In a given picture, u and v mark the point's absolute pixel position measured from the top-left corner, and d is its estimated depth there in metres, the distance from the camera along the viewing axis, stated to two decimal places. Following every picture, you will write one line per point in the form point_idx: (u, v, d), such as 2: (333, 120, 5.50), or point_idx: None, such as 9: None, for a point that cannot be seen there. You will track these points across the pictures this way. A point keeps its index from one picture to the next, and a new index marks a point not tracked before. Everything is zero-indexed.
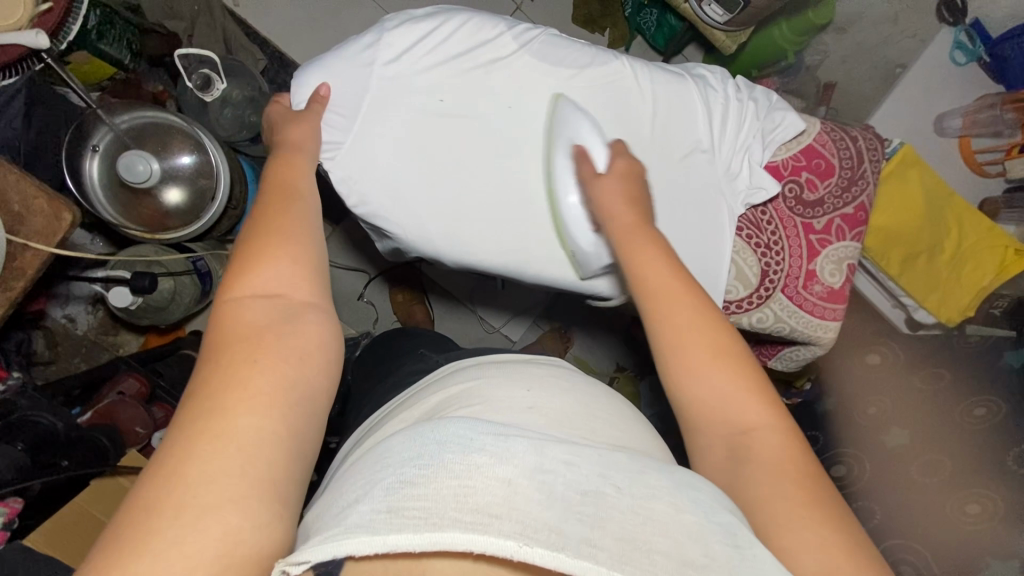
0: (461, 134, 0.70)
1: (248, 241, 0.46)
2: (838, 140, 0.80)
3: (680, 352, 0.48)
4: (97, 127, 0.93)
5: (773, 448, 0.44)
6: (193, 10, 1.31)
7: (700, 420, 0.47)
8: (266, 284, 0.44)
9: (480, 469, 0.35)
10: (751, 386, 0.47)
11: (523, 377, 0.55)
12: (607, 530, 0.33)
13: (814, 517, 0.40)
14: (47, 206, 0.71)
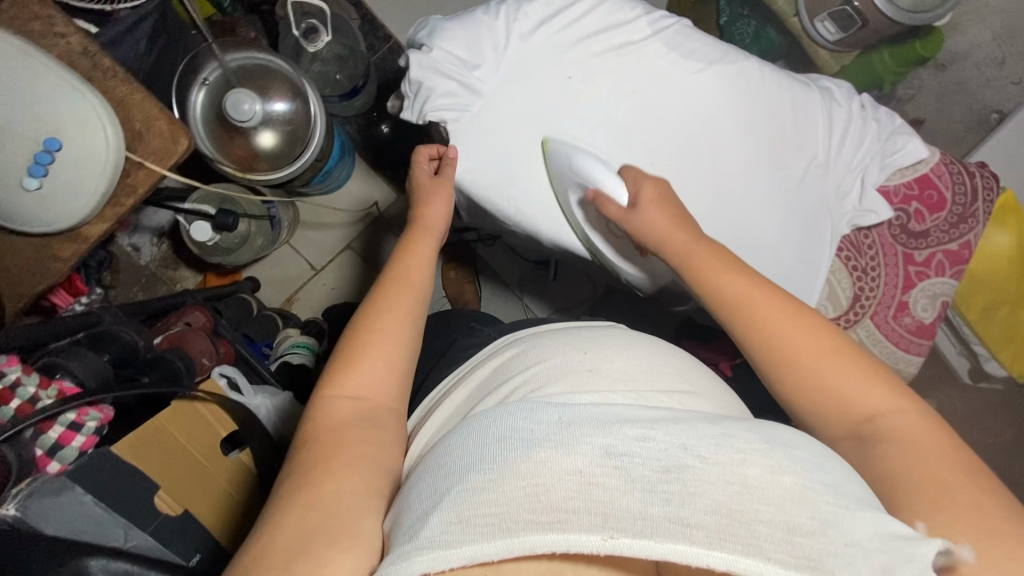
0: (578, 115, 0.70)
1: (349, 341, 0.54)
2: (954, 174, 0.78)
3: (780, 342, 0.49)
4: (208, 62, 0.95)
5: (905, 429, 0.44)
6: None
7: (824, 416, 0.47)
8: (357, 385, 0.51)
9: (549, 466, 0.35)
10: (871, 371, 0.47)
11: (599, 345, 0.55)
12: (700, 503, 0.33)
13: (973, 494, 0.39)
14: (167, 128, 0.72)
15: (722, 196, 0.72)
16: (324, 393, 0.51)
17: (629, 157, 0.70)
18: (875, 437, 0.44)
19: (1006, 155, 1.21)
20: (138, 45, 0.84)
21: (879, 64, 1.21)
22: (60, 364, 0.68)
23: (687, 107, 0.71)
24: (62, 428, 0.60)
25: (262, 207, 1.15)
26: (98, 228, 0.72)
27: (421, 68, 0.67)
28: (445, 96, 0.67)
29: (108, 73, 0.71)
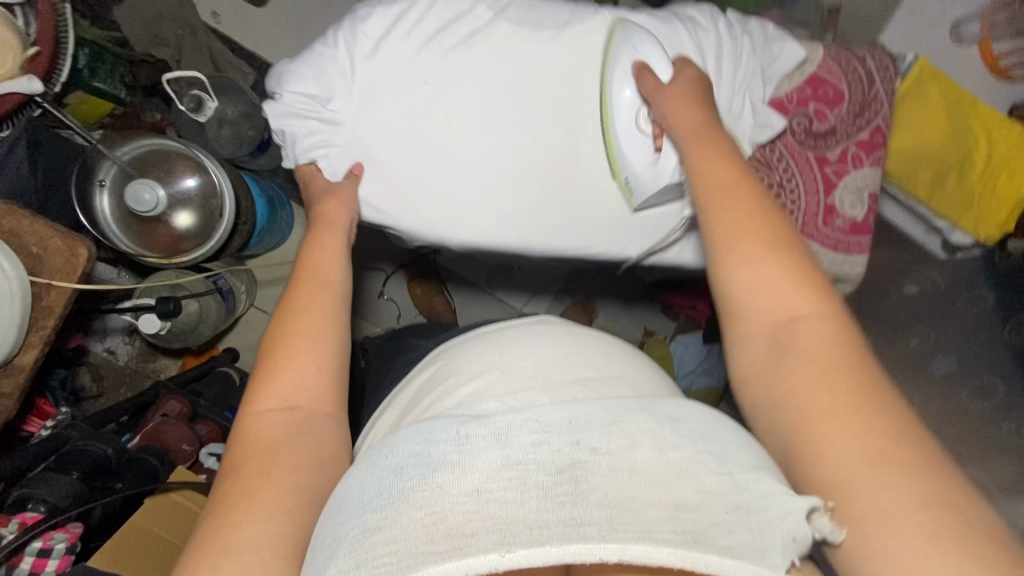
0: (448, 116, 0.69)
1: (275, 344, 0.51)
2: (845, 64, 0.75)
3: (735, 248, 0.48)
4: (101, 163, 0.95)
5: (816, 335, 0.44)
6: (177, 34, 1.30)
7: (752, 318, 0.47)
8: (284, 395, 0.49)
9: (444, 490, 0.35)
10: (806, 282, 0.46)
11: (504, 341, 0.58)
12: (591, 499, 0.34)
13: (860, 422, 0.39)
14: (62, 244, 0.73)
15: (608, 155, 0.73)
16: (251, 409, 0.48)
17: (509, 145, 0.71)
18: (787, 339, 0.45)
19: (922, 19, 1.17)
20: (19, 168, 0.87)
21: None
22: (30, 493, 0.69)
23: (550, 79, 0.70)
24: (31, 556, 0.65)
25: (207, 282, 1.16)
26: (30, 355, 0.72)
27: (282, 119, 0.67)
28: (308, 139, 0.67)
29: None
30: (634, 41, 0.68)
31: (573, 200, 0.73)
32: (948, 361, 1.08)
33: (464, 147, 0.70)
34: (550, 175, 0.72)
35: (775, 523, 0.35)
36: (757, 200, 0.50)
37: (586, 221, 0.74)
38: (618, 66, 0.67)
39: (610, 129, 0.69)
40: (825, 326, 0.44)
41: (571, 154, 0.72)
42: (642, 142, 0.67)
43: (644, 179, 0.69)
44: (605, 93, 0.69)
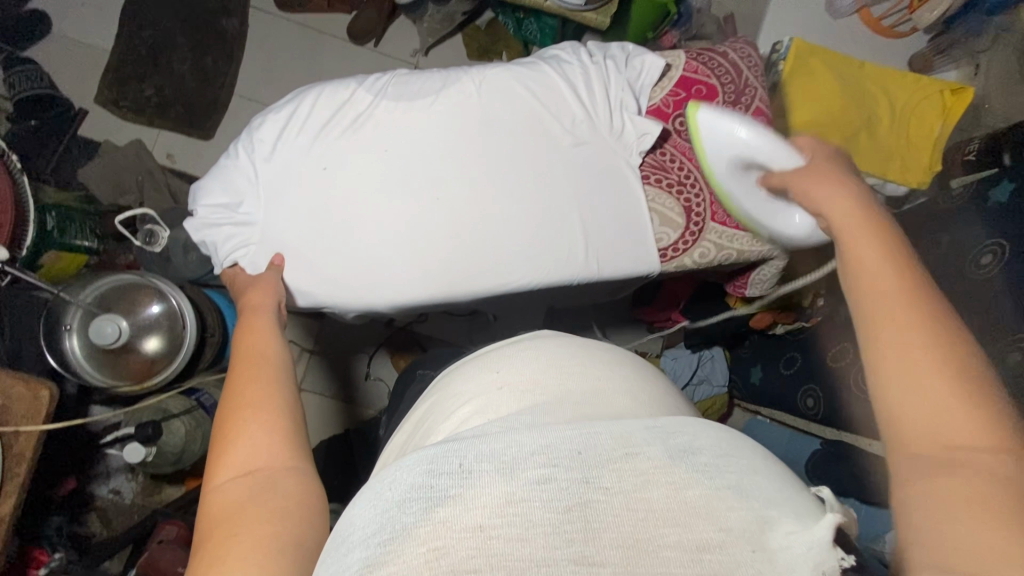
0: (355, 191, 0.74)
1: (229, 415, 0.48)
2: (708, 62, 0.80)
3: (905, 352, 0.39)
4: (67, 309, 1.01)
5: (997, 477, 0.33)
6: (138, 180, 1.40)
7: (908, 430, 0.37)
8: (242, 461, 0.45)
9: (447, 526, 0.28)
10: (982, 407, 0.36)
11: (500, 359, 0.48)
12: (605, 537, 0.27)
13: None
14: (25, 389, 0.78)
15: (514, 193, 0.76)
16: (212, 482, 0.45)
17: (418, 203, 0.75)
18: (950, 468, 0.34)
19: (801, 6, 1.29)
20: None
21: None
22: None
23: (439, 136, 0.76)
24: None
25: (189, 399, 1.19)
26: (6, 505, 0.74)
27: (203, 231, 0.74)
28: (228, 243, 0.74)
29: None
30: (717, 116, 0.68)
31: (500, 237, 0.76)
32: None
33: (375, 215, 0.75)
34: (461, 218, 0.76)
35: (793, 550, 0.27)
36: (927, 303, 0.41)
37: (516, 255, 0.76)
38: (712, 145, 0.71)
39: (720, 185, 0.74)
40: (1013, 471, 0.34)
41: (480, 199, 0.76)
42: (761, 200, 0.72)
43: (774, 228, 0.73)
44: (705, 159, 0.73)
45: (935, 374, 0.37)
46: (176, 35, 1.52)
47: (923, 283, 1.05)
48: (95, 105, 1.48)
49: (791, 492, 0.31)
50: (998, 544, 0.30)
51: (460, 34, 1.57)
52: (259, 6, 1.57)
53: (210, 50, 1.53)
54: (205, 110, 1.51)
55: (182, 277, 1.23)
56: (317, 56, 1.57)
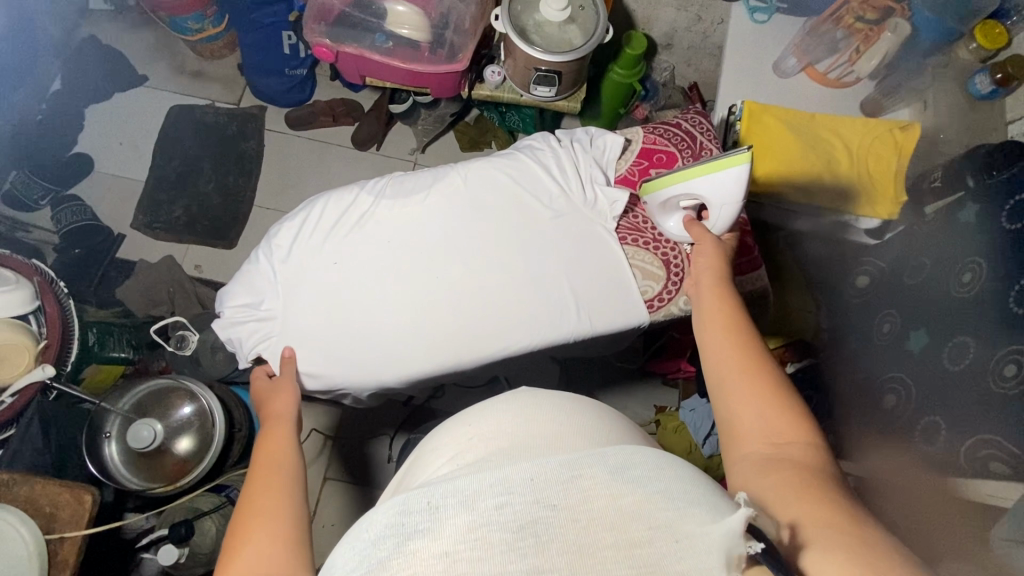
0: (358, 281, 0.83)
1: (242, 517, 0.54)
2: (664, 134, 0.92)
3: (735, 381, 0.57)
4: (107, 417, 1.09)
5: (801, 456, 0.52)
6: (169, 291, 1.53)
7: (745, 438, 0.55)
8: (245, 565, 0.49)
9: (417, 556, 0.33)
10: (785, 411, 0.55)
11: (471, 410, 0.47)
12: (554, 548, 0.33)
13: (828, 520, 0.46)
14: (70, 496, 0.83)
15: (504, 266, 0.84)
16: None
17: (416, 287, 0.83)
18: (778, 459, 0.52)
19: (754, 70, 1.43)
20: (36, 445, 1.04)
21: (616, 76, 1.46)
22: None
23: (432, 225, 0.85)
24: None
25: (218, 496, 1.21)
26: None
27: (230, 329, 0.83)
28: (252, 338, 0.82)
29: (10, 483, 0.83)
30: (728, 178, 0.72)
31: (488, 312, 0.83)
32: (922, 332, 1.04)
33: (377, 301, 0.82)
34: (454, 299, 0.83)
35: (707, 537, 0.35)
36: (750, 344, 0.60)
37: (508, 325, 0.83)
38: (701, 181, 0.74)
39: (675, 179, 0.77)
40: (807, 450, 0.53)
41: (472, 279, 0.83)
42: (673, 203, 0.80)
43: (659, 215, 0.83)
44: (696, 171, 0.74)
45: (758, 394, 0.56)
46: (202, 162, 1.72)
47: (914, 306, 1.08)
48: (131, 229, 1.65)
49: (711, 489, 0.38)
50: (808, 505, 0.47)
51: (451, 130, 1.74)
52: (273, 127, 1.77)
53: (232, 171, 1.72)
54: (228, 222, 1.67)
55: (210, 377, 1.32)
56: (326, 165, 1.74)
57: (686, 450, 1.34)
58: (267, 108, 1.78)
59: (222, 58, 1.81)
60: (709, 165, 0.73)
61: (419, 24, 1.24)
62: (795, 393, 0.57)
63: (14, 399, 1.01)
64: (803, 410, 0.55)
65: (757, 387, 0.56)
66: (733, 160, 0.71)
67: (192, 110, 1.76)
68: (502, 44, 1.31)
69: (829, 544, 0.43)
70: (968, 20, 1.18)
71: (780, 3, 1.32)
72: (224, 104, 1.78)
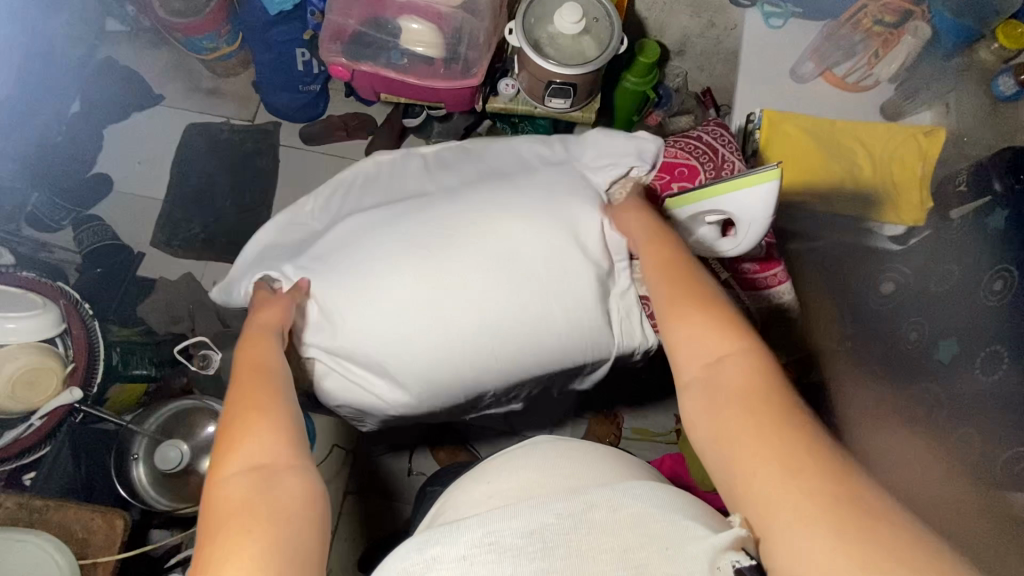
0: (357, 239, 0.84)
1: (236, 416, 0.58)
2: (685, 146, 0.91)
3: (673, 318, 0.62)
4: (134, 439, 1.10)
5: (740, 373, 0.54)
6: (189, 309, 1.54)
7: (691, 371, 0.58)
8: (247, 454, 0.55)
9: (435, 560, 0.41)
10: (722, 333, 0.58)
11: (491, 467, 0.55)
12: (557, 553, 0.41)
13: (779, 457, 0.47)
14: (102, 521, 0.84)
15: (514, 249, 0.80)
16: (220, 471, 0.54)
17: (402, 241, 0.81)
18: (720, 385, 0.55)
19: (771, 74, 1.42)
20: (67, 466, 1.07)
21: (629, 84, 1.46)
22: None
23: None
24: None
25: None
26: None
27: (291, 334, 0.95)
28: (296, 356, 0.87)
29: (43, 508, 0.84)
30: (759, 192, 0.70)
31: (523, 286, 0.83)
32: (953, 341, 1.01)
33: (364, 252, 0.82)
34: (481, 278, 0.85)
35: (695, 545, 0.41)
36: (688, 276, 0.67)
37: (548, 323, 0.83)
38: (729, 198, 0.72)
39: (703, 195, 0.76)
40: (745, 367, 0.55)
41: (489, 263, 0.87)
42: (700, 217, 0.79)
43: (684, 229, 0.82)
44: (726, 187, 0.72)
45: (699, 327, 0.59)
46: (218, 178, 1.73)
47: (941, 314, 1.06)
48: (150, 247, 1.67)
49: (702, 512, 0.46)
50: (763, 451, 0.48)
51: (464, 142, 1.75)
52: (287, 142, 1.78)
53: (248, 187, 1.73)
54: (244, 238, 1.68)
55: None
56: None
57: None
58: (281, 123, 1.79)
59: (237, 76, 1.83)
60: (737, 180, 0.71)
61: (433, 41, 1.24)
62: (734, 314, 0.60)
63: (42, 422, 1.03)
64: (749, 330, 0.58)
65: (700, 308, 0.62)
66: (764, 176, 0.69)
67: (208, 127, 1.78)
68: (516, 57, 1.30)
69: (787, 504, 0.45)
70: (991, 20, 1.16)
71: (796, 7, 1.30)
72: (238, 121, 1.80)
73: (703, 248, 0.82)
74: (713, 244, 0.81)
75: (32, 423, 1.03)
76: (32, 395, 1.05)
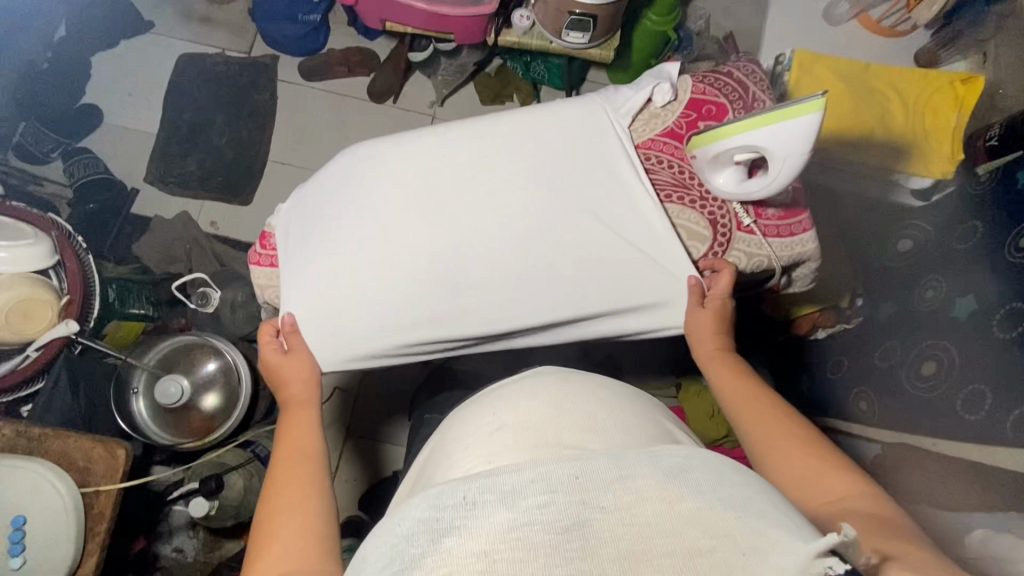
0: (364, 180, 0.81)
1: (273, 519, 0.61)
2: (715, 82, 0.86)
3: (777, 439, 0.65)
4: (133, 373, 1.08)
5: (867, 504, 0.57)
6: (185, 248, 1.50)
7: (804, 494, 0.59)
8: (282, 561, 0.57)
9: (452, 554, 0.35)
10: (837, 468, 0.60)
11: (507, 398, 0.54)
12: (602, 552, 0.35)
13: (908, 551, 0.49)
14: (103, 450, 0.83)
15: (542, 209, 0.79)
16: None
17: (419, 192, 0.80)
18: (840, 508, 0.57)
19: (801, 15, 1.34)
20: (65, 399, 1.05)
21: (650, 23, 1.39)
22: None
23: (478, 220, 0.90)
24: None
25: (245, 451, 1.23)
26: (90, 564, 0.79)
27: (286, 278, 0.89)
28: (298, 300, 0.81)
29: (42, 437, 0.82)
30: (798, 127, 0.68)
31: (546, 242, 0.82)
32: (971, 298, 0.99)
33: (372, 198, 0.80)
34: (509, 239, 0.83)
35: (778, 553, 0.35)
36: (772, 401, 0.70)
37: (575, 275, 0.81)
38: (765, 133, 0.69)
39: (733, 130, 0.72)
40: (868, 500, 0.57)
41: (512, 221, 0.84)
42: (726, 156, 0.75)
43: (704, 169, 0.79)
44: (762, 122, 0.69)
45: (812, 456, 0.62)
46: (213, 114, 1.66)
47: (961, 271, 1.03)
48: (144, 184, 1.61)
49: (781, 511, 0.38)
50: (889, 545, 0.50)
51: (471, 83, 1.67)
52: (285, 78, 1.69)
53: (245, 124, 1.66)
54: (242, 178, 1.62)
55: (232, 334, 1.33)
56: (341, 118, 1.67)
57: (708, 414, 1.29)
58: (279, 57, 1.70)
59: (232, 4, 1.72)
60: (776, 114, 0.68)
61: None
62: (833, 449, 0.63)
63: (39, 353, 1.01)
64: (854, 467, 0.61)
65: (770, 422, 0.67)
66: (803, 108, 0.67)
67: (203, 59, 1.69)
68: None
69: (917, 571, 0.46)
70: None
71: None
72: (234, 52, 1.70)
73: (726, 189, 0.79)
74: (733, 185, 0.78)
75: (28, 354, 1.01)
76: (26, 326, 1.01)
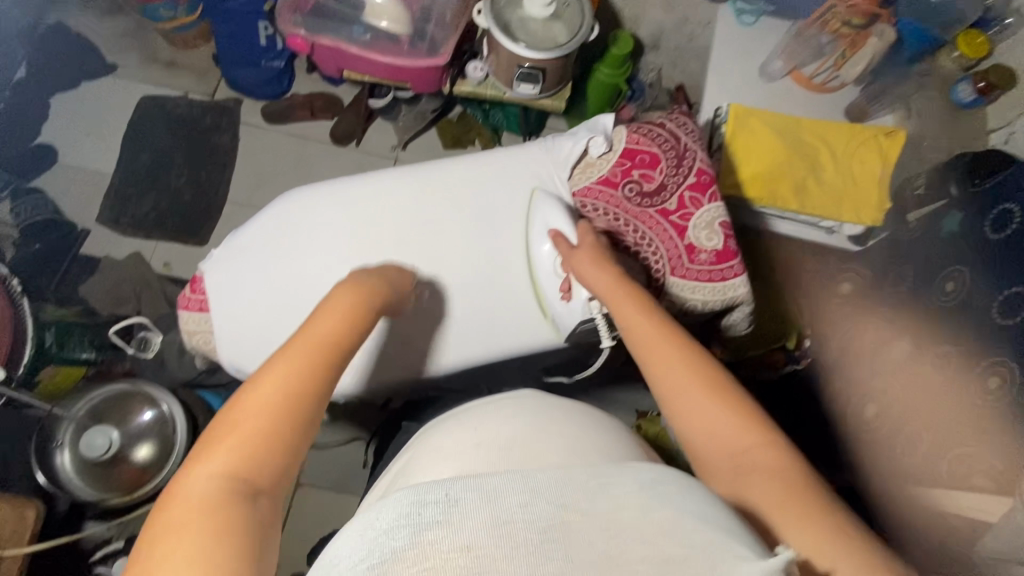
0: (300, 224, 0.81)
1: (249, 408, 0.53)
2: (647, 133, 0.89)
3: (684, 396, 0.61)
4: (61, 425, 1.03)
5: (770, 468, 0.54)
6: (135, 290, 1.47)
7: (712, 459, 0.57)
8: (234, 467, 0.50)
9: (432, 549, 0.33)
10: (748, 428, 0.58)
11: (478, 415, 0.55)
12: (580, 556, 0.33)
13: (822, 530, 0.49)
14: (14, 509, 0.79)
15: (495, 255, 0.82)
16: (201, 466, 0.50)
17: (360, 233, 0.81)
18: (748, 469, 0.55)
19: None
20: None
21: (602, 75, 1.45)
22: None
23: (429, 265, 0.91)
24: None
25: None
26: None
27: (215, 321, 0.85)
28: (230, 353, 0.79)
29: None
30: None
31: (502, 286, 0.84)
32: (906, 343, 1.02)
33: (309, 241, 0.81)
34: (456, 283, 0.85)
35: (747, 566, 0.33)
36: (688, 353, 0.63)
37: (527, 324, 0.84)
38: None
39: None
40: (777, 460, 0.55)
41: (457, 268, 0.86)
42: None
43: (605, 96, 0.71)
44: None
45: (727, 421, 0.58)
46: (174, 155, 1.65)
47: (893, 315, 1.08)
48: (96, 224, 1.57)
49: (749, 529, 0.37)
50: (797, 522, 0.49)
51: (434, 128, 1.70)
52: (249, 120, 1.70)
53: (205, 165, 1.65)
54: (200, 218, 1.61)
55: (176, 380, 1.27)
56: (304, 160, 1.68)
57: None
58: (243, 100, 1.71)
59: (197, 49, 1.71)
60: None
61: (398, 16, 1.19)
62: (751, 406, 0.59)
63: None
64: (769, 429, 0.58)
65: (683, 378, 0.61)
66: None
67: (165, 102, 1.69)
68: (484, 40, 1.26)
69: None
70: (952, 28, 1.18)
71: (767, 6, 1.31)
72: (197, 95, 1.70)
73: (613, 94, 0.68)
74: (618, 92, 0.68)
75: None
76: None
